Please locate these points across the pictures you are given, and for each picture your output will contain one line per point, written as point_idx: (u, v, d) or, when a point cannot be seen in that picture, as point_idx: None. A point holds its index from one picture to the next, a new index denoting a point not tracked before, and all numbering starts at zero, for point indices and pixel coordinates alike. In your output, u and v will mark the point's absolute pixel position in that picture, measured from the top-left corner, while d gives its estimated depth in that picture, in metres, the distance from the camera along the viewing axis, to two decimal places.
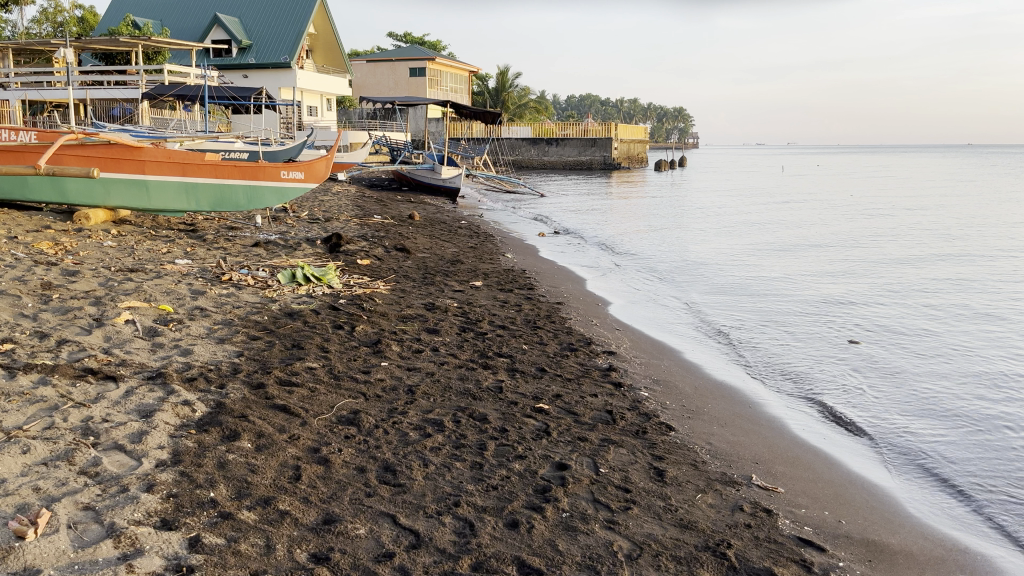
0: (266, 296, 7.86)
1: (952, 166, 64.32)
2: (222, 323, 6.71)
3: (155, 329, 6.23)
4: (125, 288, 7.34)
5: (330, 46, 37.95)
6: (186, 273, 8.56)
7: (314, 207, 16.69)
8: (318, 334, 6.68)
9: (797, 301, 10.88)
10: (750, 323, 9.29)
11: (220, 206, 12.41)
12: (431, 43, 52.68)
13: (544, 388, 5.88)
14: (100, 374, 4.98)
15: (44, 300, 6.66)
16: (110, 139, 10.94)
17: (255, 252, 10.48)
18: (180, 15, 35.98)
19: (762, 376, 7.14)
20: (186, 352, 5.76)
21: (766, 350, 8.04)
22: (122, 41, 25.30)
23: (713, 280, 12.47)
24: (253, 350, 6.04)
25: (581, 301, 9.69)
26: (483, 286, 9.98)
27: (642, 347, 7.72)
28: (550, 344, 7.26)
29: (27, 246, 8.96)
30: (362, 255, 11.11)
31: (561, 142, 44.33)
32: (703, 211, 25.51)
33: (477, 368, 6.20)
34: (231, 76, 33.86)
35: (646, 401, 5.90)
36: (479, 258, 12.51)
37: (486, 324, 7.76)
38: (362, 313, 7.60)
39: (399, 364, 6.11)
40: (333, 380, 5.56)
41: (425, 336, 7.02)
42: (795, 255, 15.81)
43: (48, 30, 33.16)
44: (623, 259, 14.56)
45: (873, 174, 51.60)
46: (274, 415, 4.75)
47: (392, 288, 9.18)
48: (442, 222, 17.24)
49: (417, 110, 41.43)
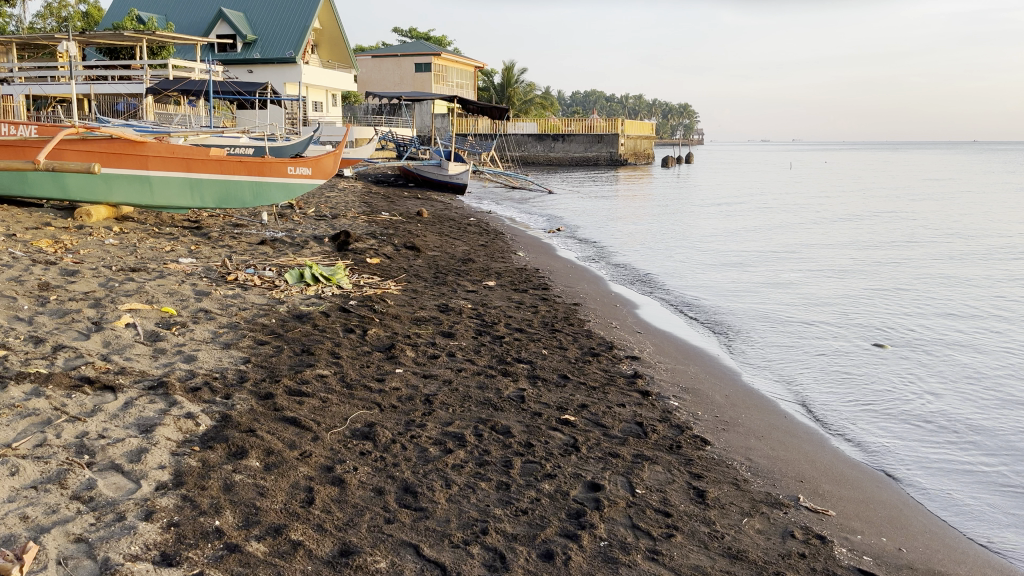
0: (273, 297, 7.54)
1: (960, 163, 63.80)
2: (228, 327, 6.39)
3: (158, 333, 5.92)
4: (126, 288, 7.04)
5: (335, 41, 37.62)
6: (191, 272, 8.26)
7: (320, 203, 16.38)
8: (329, 338, 6.35)
9: (821, 300, 10.50)
10: (775, 325, 8.92)
11: (225, 203, 12.07)
12: (437, 39, 52.41)
13: (569, 398, 5.54)
14: (97, 384, 4.67)
15: (41, 301, 6.35)
16: (113, 134, 10.67)
17: (261, 250, 10.18)
18: (184, 10, 35.67)
19: (792, 381, 6.80)
20: (190, 359, 5.44)
21: (794, 354, 7.69)
22: (126, 36, 25.02)
23: (732, 278, 12.09)
24: (261, 356, 5.71)
25: (598, 302, 9.34)
26: (496, 287, 9.64)
27: (666, 351, 7.37)
28: (570, 348, 6.91)
29: (26, 244, 8.67)
30: (371, 254, 10.79)
31: (567, 138, 43.95)
32: (714, 208, 25.12)
33: (496, 375, 5.86)
34: (236, 71, 33.55)
35: (677, 412, 5.56)
36: (490, 256, 12.19)
37: (502, 326, 7.41)
38: (373, 315, 7.27)
39: (414, 371, 5.77)
40: (345, 389, 5.22)
41: (440, 340, 6.68)
42: (812, 252, 15.47)
43: (52, 24, 32.91)
44: (637, 257, 14.20)
45: (881, 170, 51.06)
46: (284, 429, 4.42)
47: (403, 288, 8.86)
48: (450, 219, 16.92)
49: (423, 105, 41.08)
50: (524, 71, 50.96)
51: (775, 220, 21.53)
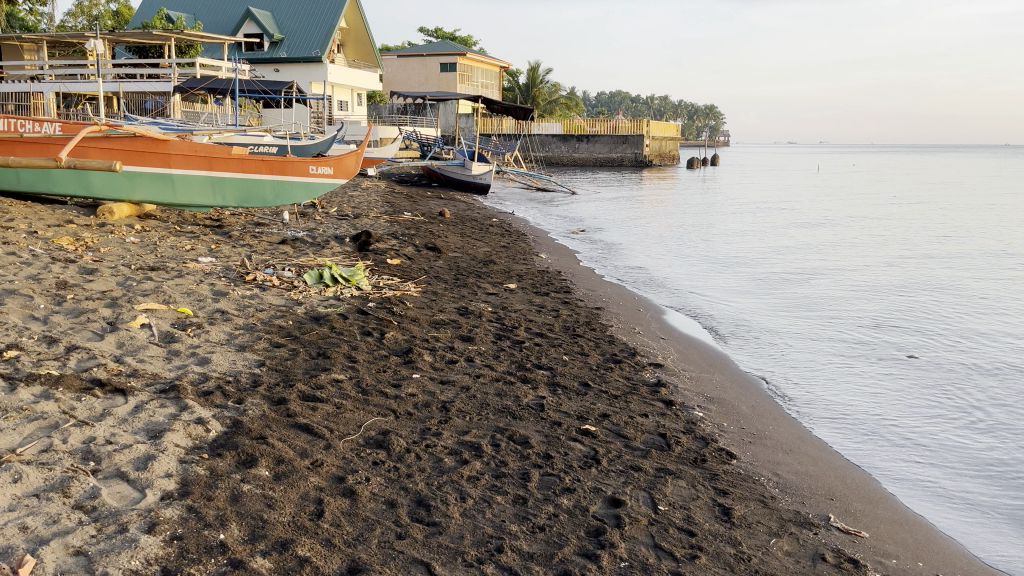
0: (291, 298, 7.44)
1: (991, 167, 62.68)
2: (244, 328, 6.29)
3: (174, 334, 5.84)
4: (144, 288, 6.98)
5: (361, 40, 37.68)
6: (210, 272, 8.20)
7: (343, 203, 16.34)
8: (345, 341, 6.23)
9: (851, 307, 10.23)
10: (802, 332, 8.68)
11: (246, 202, 11.99)
12: (462, 39, 52.42)
13: (590, 407, 5.37)
14: (108, 387, 4.58)
15: (57, 300, 6.30)
16: (135, 131, 10.65)
17: (281, 250, 10.11)
18: (212, 9, 35.91)
19: (821, 390, 6.61)
20: (203, 362, 5.35)
21: (822, 362, 7.48)
22: (154, 35, 25.19)
23: (759, 283, 11.84)
24: (276, 359, 5.61)
25: (621, 306, 9.16)
26: (517, 289, 9.49)
27: (690, 358, 7.18)
28: (592, 355, 6.74)
29: (47, 242, 8.66)
30: (392, 254, 10.70)
31: (592, 138, 43.71)
32: (739, 211, 24.81)
33: (516, 382, 5.70)
34: (262, 70, 33.72)
35: (703, 424, 5.38)
36: (512, 258, 12.05)
37: (523, 331, 7.25)
38: (391, 318, 7.14)
39: (431, 376, 5.63)
40: (360, 395, 5.09)
41: (459, 345, 6.53)
42: (842, 258, 15.21)
43: (83, 22, 33.26)
44: (661, 259, 13.98)
45: (911, 174, 50.25)
46: (296, 436, 4.30)
47: (423, 289, 8.73)
48: (472, 220, 16.80)
49: (448, 105, 41.04)
50: (549, 71, 50.78)
51: (802, 224, 21.19)
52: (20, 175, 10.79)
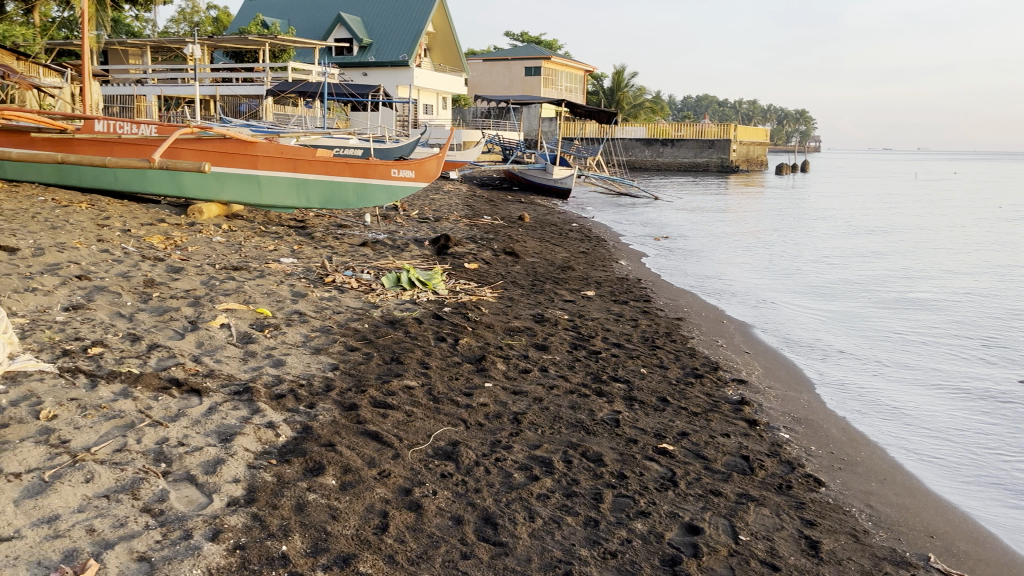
0: (368, 301, 7.45)
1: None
2: (320, 331, 6.31)
3: (251, 335, 5.89)
4: (225, 288, 7.10)
5: (447, 44, 38.05)
6: (291, 273, 8.31)
7: (424, 206, 16.46)
8: (419, 347, 6.18)
9: (951, 326, 9.64)
10: (897, 351, 8.21)
11: (330, 204, 12.08)
12: (547, 43, 52.41)
13: (668, 424, 5.14)
14: (184, 387, 4.62)
15: (144, 298, 6.46)
16: (225, 133, 10.90)
17: (361, 252, 10.20)
18: (305, 14, 36.90)
19: (914, 415, 6.19)
20: (278, 364, 5.36)
21: (918, 383, 7.03)
22: (249, 40, 26.00)
23: (850, 296, 11.31)
24: (349, 363, 5.58)
25: (703, 317, 8.85)
26: (595, 297, 9.29)
27: (776, 375, 6.85)
28: (671, 368, 6.49)
29: (138, 240, 8.94)
30: (469, 258, 10.65)
31: (676, 143, 43.01)
32: (830, 220, 23.92)
33: (591, 395, 5.51)
34: (351, 74, 34.42)
35: (788, 446, 5.08)
36: (591, 264, 11.84)
37: (600, 341, 7.05)
38: (466, 323, 7.05)
39: (504, 386, 5.50)
40: (431, 403, 5.01)
41: (533, 353, 6.39)
42: (939, 272, 14.41)
43: (184, 28, 34.64)
44: (746, 268, 13.53)
45: (1016, 184, 47.59)
46: (364, 444, 4.24)
47: (499, 295, 8.64)
48: (552, 224, 16.66)
49: (532, 109, 41.06)
50: (634, 75, 50.26)
51: (896, 235, 20.27)
52: (116, 174, 11.14)
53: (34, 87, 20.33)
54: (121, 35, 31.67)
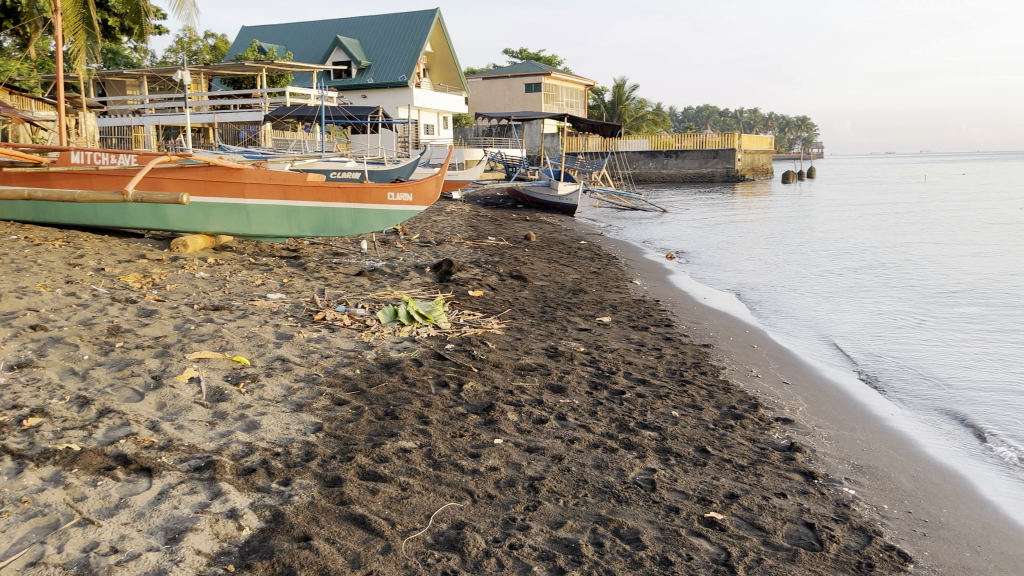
0: (361, 341, 6.68)
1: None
2: (304, 381, 5.53)
3: (222, 391, 5.12)
4: (201, 333, 6.38)
5: (446, 63, 37.53)
6: (277, 310, 7.57)
7: (426, 228, 15.78)
8: (416, 397, 5.38)
9: (987, 344, 8.95)
10: (930, 374, 7.56)
11: (324, 231, 11.28)
12: (547, 60, 52.22)
13: (713, 484, 4.40)
14: (134, 466, 3.86)
15: (105, 349, 5.72)
16: (209, 161, 10.24)
17: (357, 282, 9.46)
18: (302, 39, 36.50)
19: (976, 450, 5.51)
20: (252, 427, 4.58)
21: (970, 415, 6.30)
22: (245, 66, 25.46)
23: (876, 314, 10.63)
24: (336, 422, 4.80)
25: (732, 343, 8.34)
26: (612, 324, 8.64)
27: (825, 412, 6.18)
28: (706, 410, 5.82)
29: (112, 280, 8.22)
30: (474, 284, 9.99)
31: (680, 154, 42.44)
32: (843, 228, 23.16)
33: (618, 449, 4.77)
34: (350, 97, 33.97)
35: (855, 505, 4.32)
36: (605, 285, 11.20)
37: (622, 379, 6.35)
38: (471, 364, 6.26)
39: (517, 443, 4.72)
40: (431, 469, 4.22)
41: (548, 398, 5.63)
42: (971, 279, 13.84)
43: (182, 57, 34.22)
44: (763, 286, 12.87)
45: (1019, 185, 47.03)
46: (348, 533, 3.47)
47: (507, 326, 7.89)
48: (560, 243, 16.00)
49: (533, 126, 40.58)
50: (635, 88, 50.02)
51: (911, 243, 19.57)
52: (96, 210, 10.58)
53: (26, 122, 19.78)
54: (117, 65, 31.26)
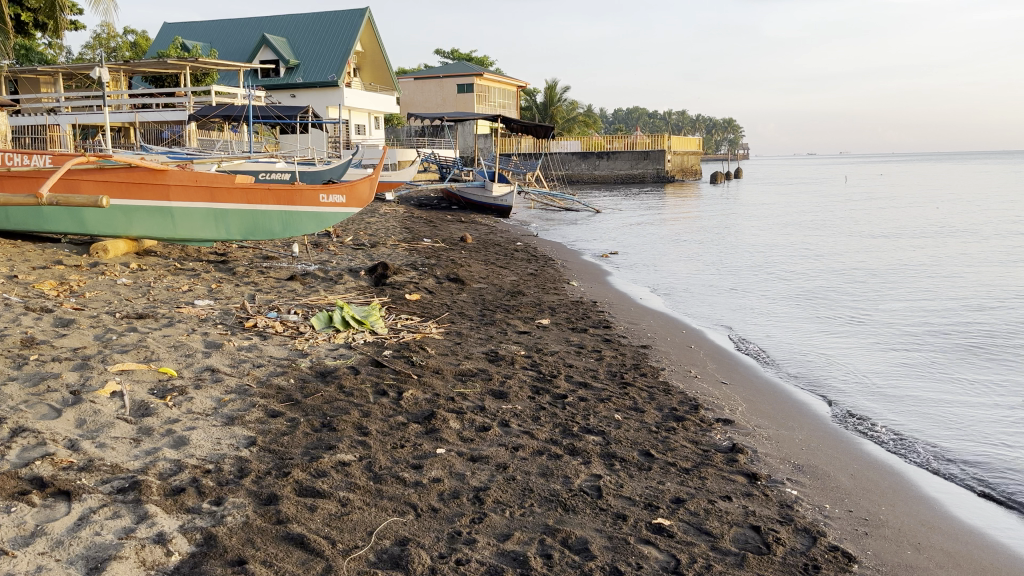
0: (295, 349, 6.45)
1: (1013, 171, 61.46)
2: (236, 393, 5.28)
3: (147, 405, 4.84)
4: (123, 344, 6.06)
5: (377, 63, 37.07)
6: (205, 318, 7.27)
7: (359, 231, 15.51)
8: (354, 406, 5.20)
9: (911, 341, 9.23)
10: (861, 372, 7.73)
11: (253, 235, 10.93)
12: (479, 61, 52.18)
13: (659, 489, 4.36)
14: (50, 489, 3.60)
15: (18, 362, 5.37)
16: (130, 162, 9.81)
17: (289, 287, 9.18)
18: (227, 37, 35.56)
19: (909, 446, 5.63)
20: (181, 442, 4.35)
21: (901, 412, 6.46)
22: (168, 64, 24.61)
23: (807, 313, 10.87)
24: (271, 435, 4.60)
25: (670, 344, 8.38)
26: (552, 326, 8.59)
27: (763, 412, 6.25)
28: (648, 412, 5.81)
29: (25, 288, 7.78)
30: (410, 287, 9.82)
31: (611, 155, 42.91)
32: (769, 228, 23.75)
33: (562, 456, 4.70)
34: (279, 96, 33.23)
35: (799, 506, 4.35)
36: (542, 287, 11.16)
37: (563, 382, 6.30)
38: (410, 370, 6.11)
39: (460, 452, 4.61)
40: (371, 483, 4.07)
41: (490, 404, 5.53)
42: (892, 278, 14.34)
43: (101, 54, 32.93)
44: (696, 286, 13.04)
45: (931, 185, 49.13)
46: (286, 554, 3.30)
47: (445, 330, 7.76)
48: (496, 244, 15.93)
49: (466, 126, 40.46)
50: (566, 89, 50.41)
51: (833, 242, 20.19)
52: (10, 214, 10.04)
53: None
54: (30, 62, 29.85)
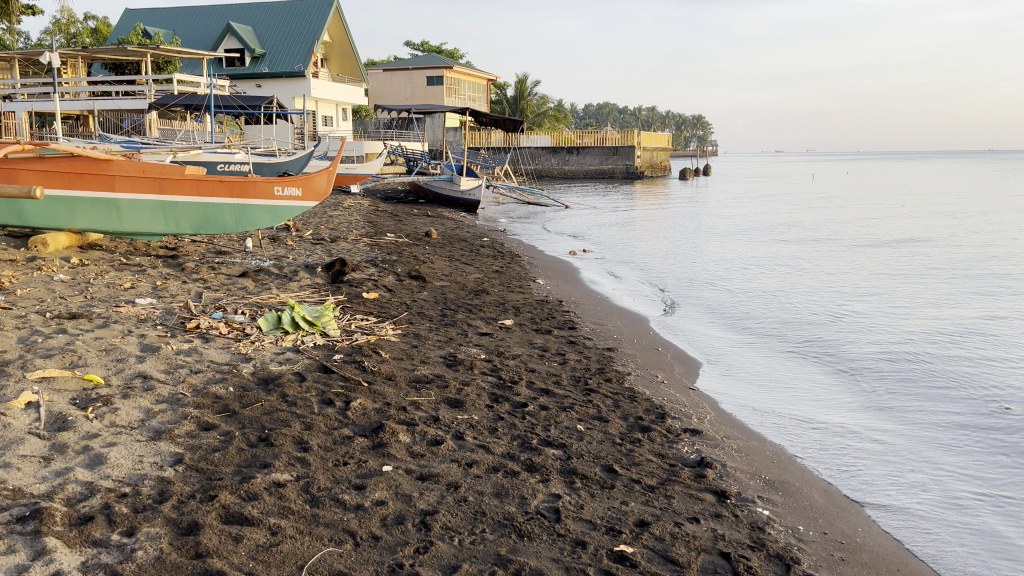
0: (239, 353, 6.04)
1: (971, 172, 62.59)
2: (167, 402, 4.87)
3: (65, 417, 4.41)
4: (49, 348, 5.60)
5: (345, 53, 36.41)
6: (146, 317, 6.82)
7: (320, 224, 15.03)
8: (297, 418, 4.82)
9: (882, 344, 9.04)
10: (832, 377, 7.48)
11: (204, 229, 10.45)
12: (450, 54, 51.73)
13: (622, 511, 4.04)
14: None
15: None
16: (72, 150, 9.27)
17: (240, 284, 8.73)
18: (191, 24, 34.69)
19: (884, 458, 5.37)
20: (98, 461, 3.94)
21: (875, 420, 6.21)
22: (127, 51, 23.83)
23: (776, 313, 10.65)
24: (201, 452, 4.20)
25: (637, 346, 8.08)
26: (515, 327, 8.26)
27: (731, 420, 5.97)
28: (613, 421, 5.50)
29: None
30: (368, 285, 9.42)
31: (581, 150, 42.71)
32: (738, 225, 23.67)
33: (520, 473, 4.36)
34: (244, 86, 32.47)
35: (771, 528, 4.06)
36: (506, 285, 10.81)
37: (524, 389, 5.96)
38: (361, 377, 5.74)
39: (409, 469, 4.25)
40: (307, 508, 3.69)
41: (444, 414, 5.18)
42: (861, 278, 14.21)
43: (60, 40, 31.95)
44: (664, 284, 12.77)
45: (895, 184, 49.68)
46: None
47: (403, 332, 7.38)
48: (462, 240, 15.56)
49: (436, 119, 39.99)
50: (537, 84, 50.15)
51: (802, 240, 20.08)
52: None
53: None
54: None
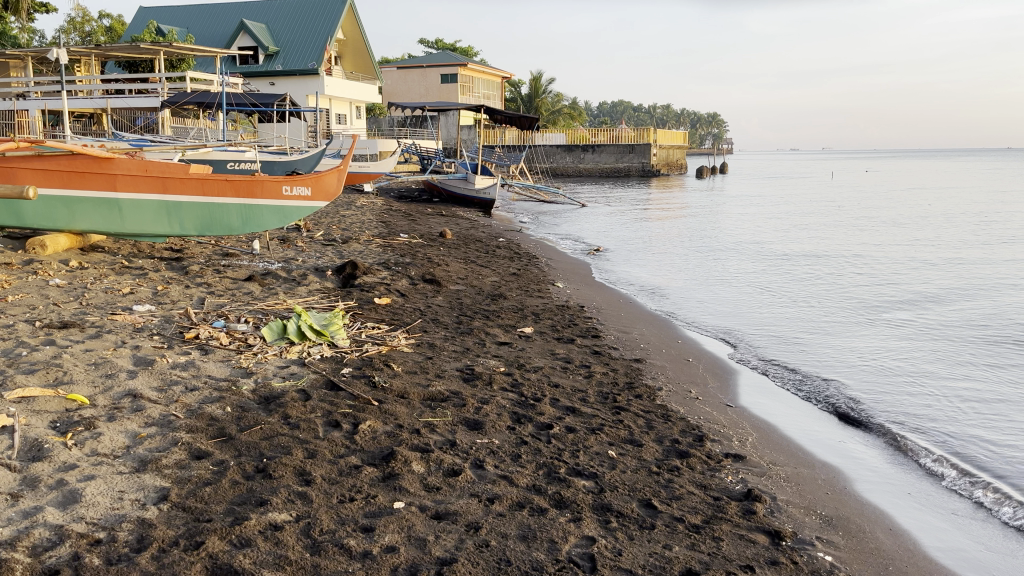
0: (239, 367, 5.57)
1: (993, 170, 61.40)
2: (157, 426, 4.41)
3: (41, 445, 3.96)
4: (34, 362, 5.14)
5: (359, 50, 35.99)
6: (143, 327, 6.37)
7: (331, 224, 14.59)
8: (299, 443, 4.35)
9: (925, 352, 8.47)
10: (879, 391, 6.93)
11: (210, 230, 9.98)
12: (464, 51, 51.20)
13: (666, 557, 3.54)
14: None
15: None
16: (70, 148, 8.88)
17: (245, 289, 8.28)
18: (204, 22, 34.39)
19: (949, 489, 4.85)
20: (71, 499, 3.47)
21: (930, 441, 5.68)
22: (140, 48, 23.49)
23: (809, 317, 10.10)
24: (189, 486, 3.73)
25: (667, 357, 7.55)
26: (535, 336, 7.76)
27: (776, 442, 5.45)
28: (648, 445, 5.00)
29: None
30: (380, 289, 8.95)
31: (597, 148, 42.14)
32: (758, 224, 23.05)
33: (548, 510, 3.88)
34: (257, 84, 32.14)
35: None
36: (525, 290, 10.31)
37: (548, 407, 5.46)
38: (371, 395, 5.25)
39: (423, 506, 3.78)
40: (307, 557, 3.22)
41: (462, 438, 4.70)
42: (891, 279, 13.61)
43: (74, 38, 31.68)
44: (688, 286, 12.21)
45: (916, 181, 48.74)
46: None
47: (416, 342, 6.89)
48: (477, 240, 15.07)
49: (450, 116, 39.52)
50: (551, 81, 49.60)
51: (826, 240, 19.46)
52: None
53: None
54: None
